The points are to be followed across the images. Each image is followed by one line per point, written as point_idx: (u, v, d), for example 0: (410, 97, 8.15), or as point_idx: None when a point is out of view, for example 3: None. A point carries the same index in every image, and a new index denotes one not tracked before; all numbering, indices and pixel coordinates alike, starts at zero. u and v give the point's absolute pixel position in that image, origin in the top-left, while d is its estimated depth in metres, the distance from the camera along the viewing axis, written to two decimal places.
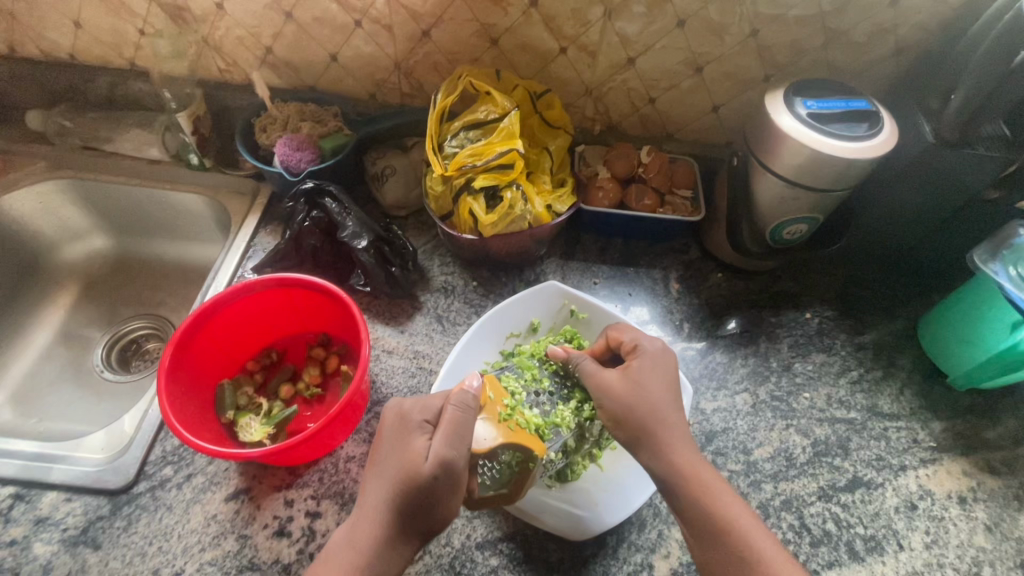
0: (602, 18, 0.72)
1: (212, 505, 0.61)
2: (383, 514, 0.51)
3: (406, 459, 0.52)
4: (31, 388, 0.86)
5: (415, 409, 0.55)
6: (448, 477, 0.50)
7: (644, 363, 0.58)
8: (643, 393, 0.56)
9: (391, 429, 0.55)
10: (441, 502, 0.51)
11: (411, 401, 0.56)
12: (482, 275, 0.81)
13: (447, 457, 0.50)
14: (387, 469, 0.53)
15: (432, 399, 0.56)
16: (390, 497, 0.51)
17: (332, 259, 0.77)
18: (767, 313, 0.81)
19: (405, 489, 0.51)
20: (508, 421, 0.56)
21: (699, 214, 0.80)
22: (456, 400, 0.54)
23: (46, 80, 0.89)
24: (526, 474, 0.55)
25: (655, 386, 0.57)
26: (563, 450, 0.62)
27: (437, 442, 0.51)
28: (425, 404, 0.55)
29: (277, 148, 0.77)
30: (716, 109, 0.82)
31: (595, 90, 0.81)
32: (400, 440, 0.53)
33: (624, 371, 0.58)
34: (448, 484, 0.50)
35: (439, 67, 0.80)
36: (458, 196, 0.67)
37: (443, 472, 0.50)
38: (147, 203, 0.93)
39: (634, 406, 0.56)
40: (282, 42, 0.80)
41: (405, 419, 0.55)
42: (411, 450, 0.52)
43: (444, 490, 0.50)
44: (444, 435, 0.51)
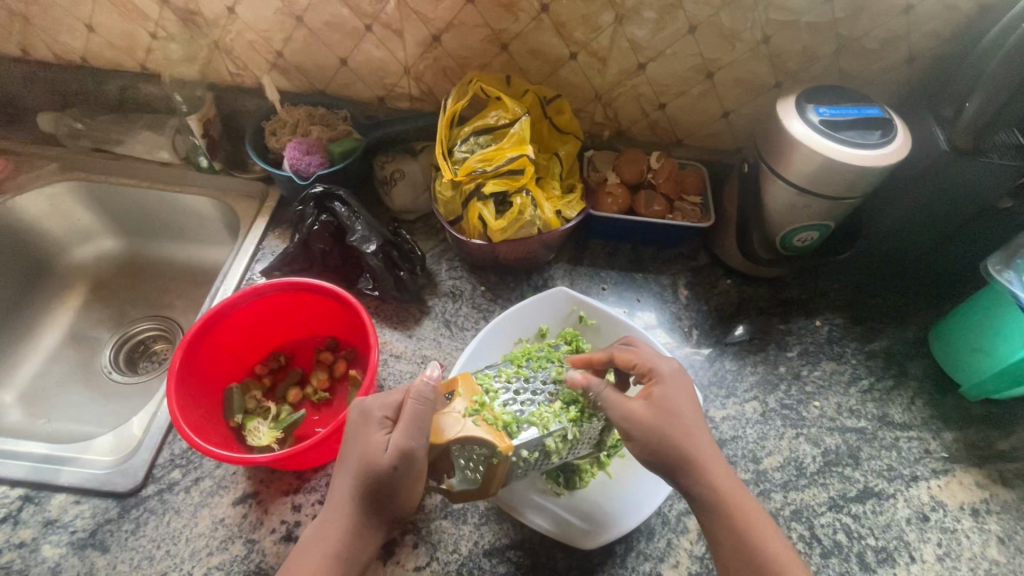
0: (612, 24, 0.72)
1: (220, 509, 0.61)
2: (348, 506, 0.51)
3: (367, 453, 0.51)
4: (39, 388, 0.88)
5: (375, 404, 0.54)
6: (408, 468, 0.50)
7: (666, 390, 0.55)
8: (672, 422, 0.53)
9: (353, 425, 0.54)
10: (403, 492, 0.51)
11: (372, 396, 0.55)
12: (490, 279, 0.82)
13: (407, 449, 0.49)
14: (350, 463, 0.52)
15: (393, 392, 0.54)
16: (354, 491, 0.51)
17: (341, 263, 0.76)
18: (776, 320, 0.81)
19: (367, 482, 0.51)
20: (477, 416, 0.53)
21: (709, 220, 0.80)
22: (414, 395, 0.52)
23: (57, 82, 0.89)
24: (496, 472, 0.52)
25: (680, 412, 0.54)
26: (546, 454, 0.57)
27: (396, 436, 0.50)
28: (386, 399, 0.54)
29: (287, 151, 0.77)
30: (726, 115, 0.81)
31: (604, 95, 0.81)
32: (361, 435, 0.52)
33: (647, 400, 0.55)
34: (409, 474, 0.50)
35: (448, 71, 0.80)
36: (468, 201, 0.67)
37: (401, 465, 0.50)
38: (157, 205, 0.93)
39: (663, 439, 0.53)
40: (293, 47, 0.80)
41: (366, 413, 0.53)
42: (371, 444, 0.51)
43: (405, 480, 0.50)
44: (403, 428, 0.50)
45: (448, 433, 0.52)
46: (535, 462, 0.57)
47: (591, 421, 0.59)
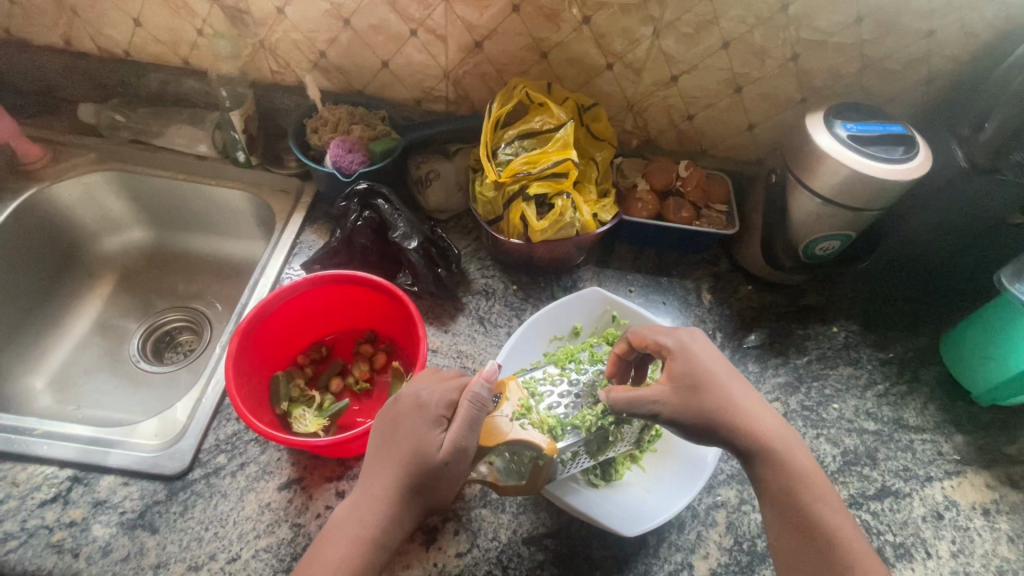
0: (650, 37, 0.75)
1: (266, 494, 0.62)
2: (390, 496, 0.53)
3: (420, 446, 0.53)
4: (69, 375, 0.89)
5: (433, 399, 0.55)
6: (459, 465, 0.53)
7: (682, 360, 0.58)
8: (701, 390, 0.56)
9: (407, 416, 0.55)
10: (442, 486, 0.54)
11: (427, 390, 0.56)
12: (521, 279, 0.84)
13: (464, 447, 0.52)
14: (396, 453, 0.54)
15: (449, 387, 0.56)
16: (397, 481, 0.53)
17: (380, 258, 0.78)
18: (795, 326, 0.84)
19: (415, 475, 0.53)
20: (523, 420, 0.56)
21: (733, 228, 0.83)
22: (473, 397, 0.54)
23: (98, 74, 0.91)
24: (544, 471, 0.55)
25: (706, 375, 0.57)
26: (588, 451, 0.60)
27: (453, 432, 0.53)
28: (443, 396, 0.55)
29: (330, 149, 0.80)
30: (751, 128, 0.85)
31: (636, 105, 0.84)
32: (415, 429, 0.54)
33: (669, 378, 0.57)
34: (457, 472, 0.53)
35: (487, 77, 0.83)
36: (510, 202, 0.70)
37: (453, 462, 0.52)
38: (192, 197, 0.95)
39: (694, 411, 0.55)
40: (336, 48, 0.82)
41: (422, 407, 0.55)
42: (426, 439, 0.53)
43: (450, 475, 0.53)
44: (460, 428, 0.53)
45: (501, 434, 0.54)
46: (575, 458, 0.60)
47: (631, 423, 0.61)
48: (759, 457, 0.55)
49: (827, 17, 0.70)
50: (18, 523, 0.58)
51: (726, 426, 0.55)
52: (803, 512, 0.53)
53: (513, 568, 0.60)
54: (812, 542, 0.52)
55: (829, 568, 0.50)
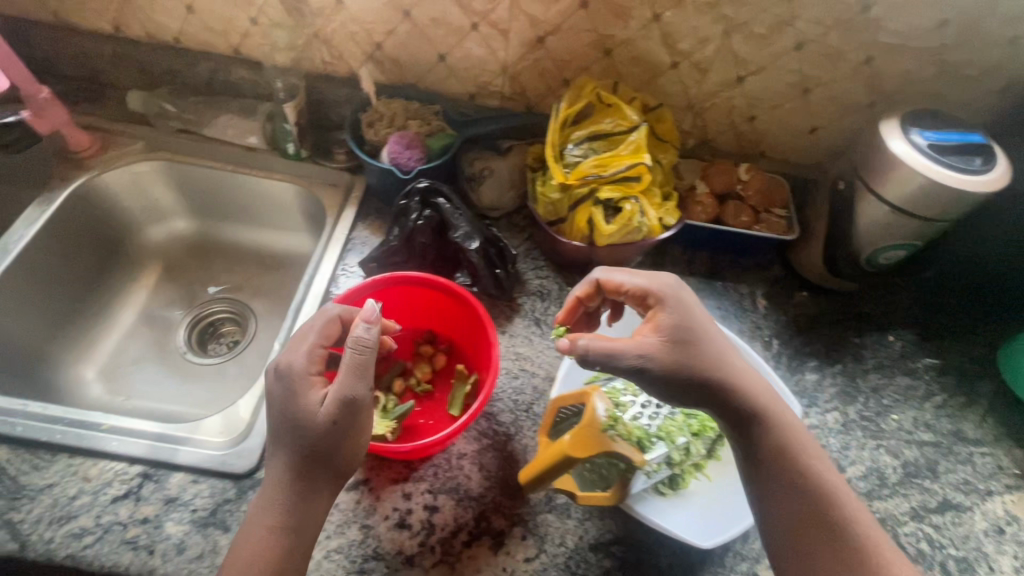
0: (722, 36, 0.73)
1: (334, 494, 0.62)
2: (297, 468, 0.53)
3: (301, 410, 0.54)
4: (119, 366, 0.89)
5: (299, 362, 0.56)
6: (345, 421, 0.53)
7: (675, 312, 0.58)
8: (703, 341, 0.57)
9: (275, 388, 0.55)
10: (339, 448, 0.54)
11: (298, 356, 0.57)
12: (575, 281, 0.83)
13: (348, 396, 0.53)
14: (283, 429, 0.54)
15: (303, 346, 0.57)
16: (293, 451, 0.53)
17: (437, 258, 0.77)
18: (851, 334, 0.83)
19: (309, 439, 0.53)
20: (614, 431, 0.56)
21: (793, 233, 0.82)
22: (353, 343, 0.55)
23: (146, 62, 0.89)
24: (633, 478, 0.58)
25: (707, 330, 0.58)
26: (669, 461, 0.63)
27: (333, 387, 0.54)
28: (302, 358, 0.56)
29: (388, 145, 0.78)
30: (813, 131, 0.83)
31: (697, 105, 0.82)
32: (287, 394, 0.55)
33: (656, 331, 0.58)
34: (344, 430, 0.54)
35: (546, 73, 0.81)
36: (576, 205, 0.69)
37: (339, 414, 0.53)
38: (239, 189, 0.94)
39: (700, 363, 0.56)
40: (394, 40, 0.81)
41: (283, 372, 0.56)
42: (304, 401, 0.54)
43: (344, 435, 0.54)
44: (345, 383, 0.54)
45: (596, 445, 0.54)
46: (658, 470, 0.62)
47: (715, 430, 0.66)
48: (737, 409, 0.56)
49: (908, 20, 0.68)
50: (93, 518, 0.58)
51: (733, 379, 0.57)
52: (796, 469, 0.54)
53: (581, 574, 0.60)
54: (807, 502, 0.53)
55: (828, 524, 0.52)
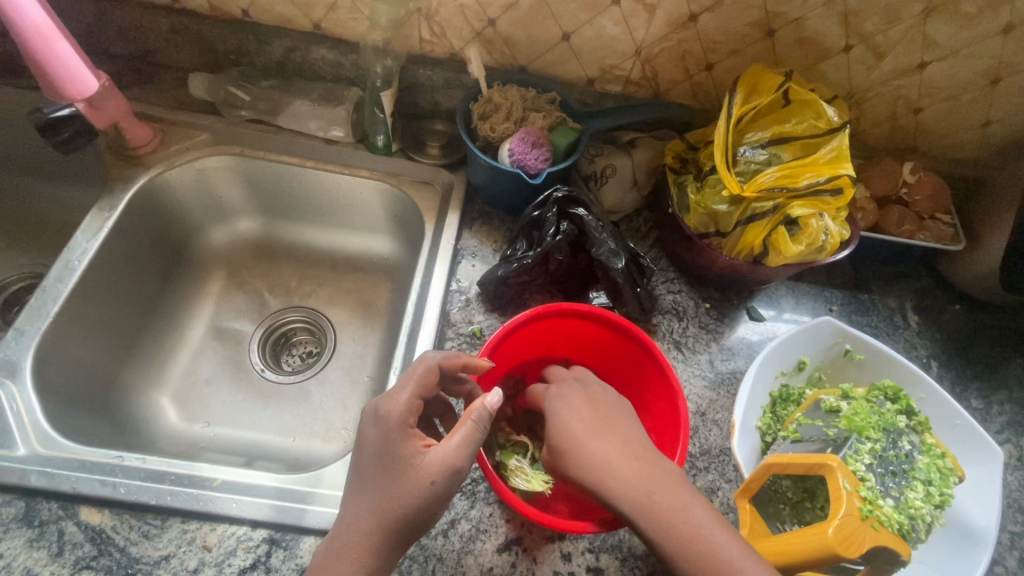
0: (917, 16, 0.62)
1: (485, 557, 0.55)
2: (378, 525, 0.47)
3: (403, 466, 0.48)
4: (192, 388, 0.79)
5: (396, 408, 0.50)
6: (447, 484, 0.48)
7: (560, 418, 0.53)
8: (564, 457, 0.51)
9: (371, 431, 0.50)
10: (431, 512, 0.48)
11: (393, 401, 0.50)
12: (711, 295, 0.74)
13: (458, 464, 0.48)
14: (372, 482, 0.48)
15: (416, 388, 0.51)
16: (379, 507, 0.47)
17: (568, 274, 0.68)
18: (1013, 353, 0.76)
19: (403, 501, 0.47)
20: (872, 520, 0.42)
21: (960, 243, 0.73)
22: (476, 414, 0.50)
23: (208, 38, 0.76)
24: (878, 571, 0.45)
25: (581, 440, 0.51)
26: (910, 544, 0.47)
27: (446, 449, 0.48)
28: (407, 404, 0.50)
29: (510, 142, 0.67)
30: (987, 125, 0.73)
31: (857, 95, 0.72)
32: (386, 443, 0.49)
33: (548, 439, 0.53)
34: (444, 492, 0.48)
35: (688, 57, 0.70)
36: (748, 221, 0.59)
37: (443, 479, 0.47)
38: (316, 187, 0.83)
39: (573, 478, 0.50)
40: (512, 16, 0.68)
41: (389, 422, 0.49)
42: (407, 457, 0.48)
43: (442, 498, 0.48)
44: (458, 446, 0.49)
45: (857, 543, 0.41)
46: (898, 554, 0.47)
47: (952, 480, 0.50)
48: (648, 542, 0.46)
49: None
50: None
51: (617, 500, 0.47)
52: None
53: None
54: None
55: None
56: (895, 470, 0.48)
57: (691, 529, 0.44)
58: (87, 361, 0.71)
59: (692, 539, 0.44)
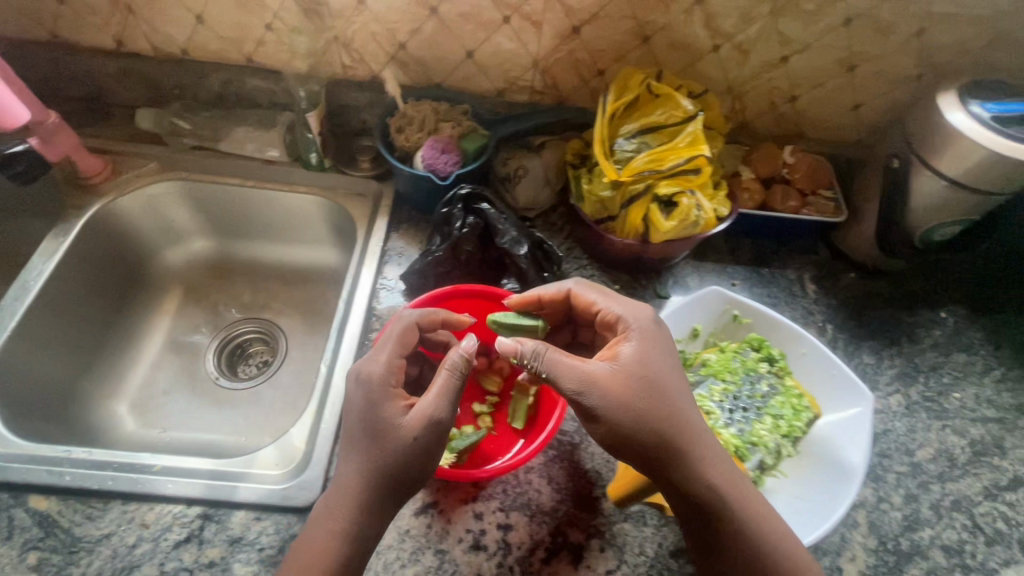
0: (767, 15, 0.70)
1: (403, 520, 0.60)
2: (365, 477, 0.51)
3: (386, 422, 0.53)
4: (149, 397, 0.85)
5: (377, 372, 0.55)
6: (428, 437, 0.52)
7: (640, 350, 0.58)
8: (643, 384, 0.55)
9: (355, 395, 0.55)
10: (416, 466, 0.52)
11: (375, 367, 0.56)
12: (622, 278, 0.80)
13: (436, 417, 0.53)
14: (359, 439, 0.53)
15: (391, 352, 0.56)
16: (369, 462, 0.52)
17: (481, 265, 0.74)
18: (902, 313, 0.82)
19: (390, 454, 0.51)
20: (708, 441, 0.59)
21: (841, 215, 0.80)
22: (449, 366, 0.55)
23: (153, 76, 0.84)
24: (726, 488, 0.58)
25: (660, 373, 0.57)
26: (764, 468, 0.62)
27: (424, 403, 0.53)
28: (388, 371, 0.56)
29: (422, 150, 0.75)
30: (856, 108, 0.80)
31: (736, 89, 0.79)
32: (368, 405, 0.54)
33: (613, 362, 0.57)
34: (428, 446, 0.52)
35: (580, 65, 0.78)
36: (630, 202, 0.66)
37: (424, 434, 0.52)
38: (259, 204, 0.90)
39: (643, 402, 0.55)
40: (419, 39, 0.77)
41: (368, 382, 0.55)
42: (389, 413, 0.53)
43: (424, 450, 0.52)
44: (434, 397, 0.54)
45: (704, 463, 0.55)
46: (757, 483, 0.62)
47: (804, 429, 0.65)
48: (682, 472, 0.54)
49: None
50: (157, 566, 0.55)
51: (677, 427, 0.55)
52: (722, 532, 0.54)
53: None
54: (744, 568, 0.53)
55: None
56: (747, 408, 0.66)
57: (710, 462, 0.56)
58: (47, 373, 0.77)
59: (710, 472, 0.55)
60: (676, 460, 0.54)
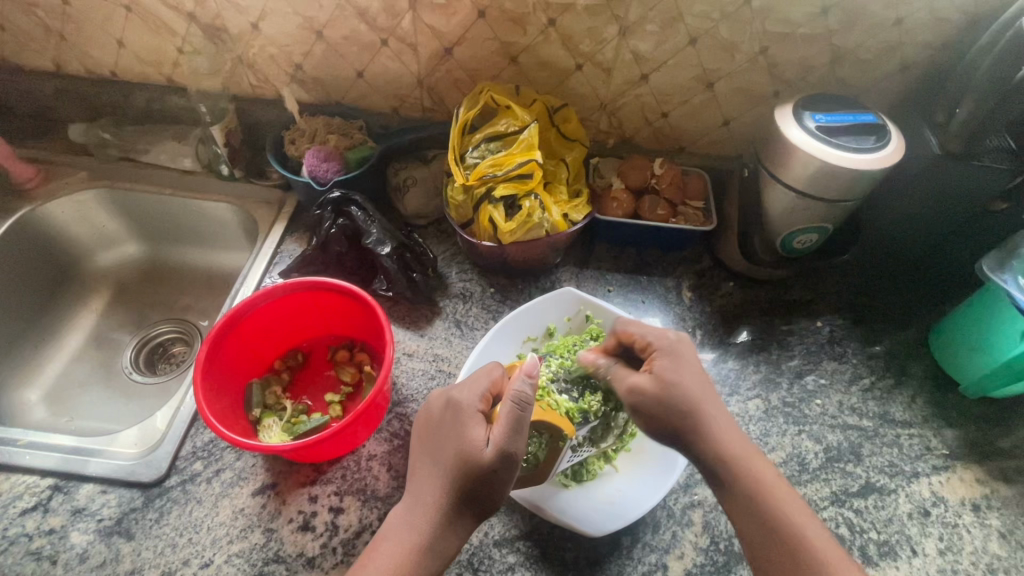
0: (617, 36, 0.75)
1: (240, 499, 0.63)
2: (444, 496, 0.53)
3: (464, 446, 0.53)
4: (62, 388, 0.89)
5: (464, 396, 0.57)
6: (505, 468, 0.52)
7: (669, 363, 0.59)
8: (673, 392, 0.57)
9: (441, 416, 0.57)
10: (496, 490, 0.53)
11: (458, 390, 0.58)
12: (499, 282, 0.83)
13: (509, 450, 0.52)
14: (442, 455, 0.55)
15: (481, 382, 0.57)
16: (448, 481, 0.53)
17: (356, 265, 0.80)
18: (778, 321, 0.82)
19: (467, 478, 0.52)
20: (541, 402, 0.60)
21: (710, 224, 0.84)
22: (514, 397, 0.53)
23: (88, 95, 0.94)
24: (557, 454, 0.58)
25: (681, 382, 0.58)
26: (590, 438, 0.63)
27: (497, 435, 0.52)
28: (474, 393, 0.57)
29: (306, 159, 0.81)
30: (727, 123, 0.83)
31: (609, 105, 0.84)
32: (454, 429, 0.55)
33: (651, 373, 0.59)
34: (505, 475, 0.52)
35: (460, 83, 0.84)
36: (479, 205, 0.71)
37: (499, 466, 0.52)
38: (178, 211, 0.97)
39: (669, 406, 0.57)
40: (312, 60, 0.84)
41: (456, 407, 0.56)
42: (467, 437, 0.54)
43: (500, 481, 0.52)
44: (503, 428, 0.52)
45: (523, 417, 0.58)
46: (581, 446, 0.62)
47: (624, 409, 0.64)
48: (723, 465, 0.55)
49: (793, 8, 0.69)
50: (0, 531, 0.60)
51: (691, 429, 0.57)
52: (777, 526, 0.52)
53: (484, 570, 0.60)
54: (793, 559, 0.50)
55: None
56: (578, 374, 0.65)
57: (747, 454, 0.56)
58: None
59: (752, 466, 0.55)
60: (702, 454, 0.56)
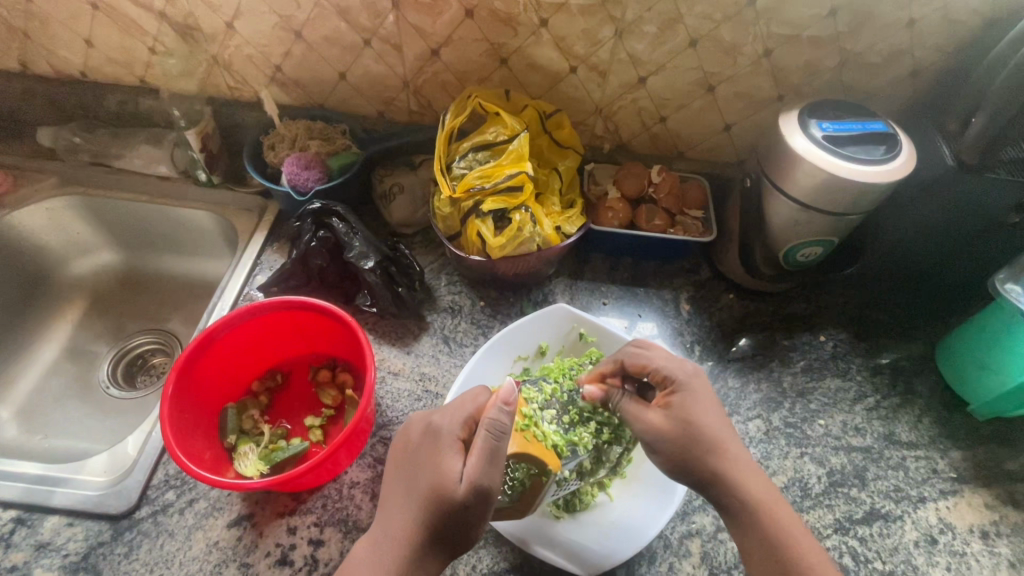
0: (613, 37, 0.70)
1: (214, 532, 0.60)
2: (413, 532, 0.49)
3: (437, 476, 0.50)
4: (35, 404, 0.85)
5: (443, 422, 0.54)
6: (481, 502, 0.48)
7: (686, 400, 0.55)
8: (691, 431, 0.54)
9: (419, 443, 0.54)
10: (472, 525, 0.49)
11: (438, 415, 0.55)
12: (489, 295, 0.80)
13: (484, 483, 0.48)
14: (415, 487, 0.51)
15: (463, 407, 0.54)
16: (420, 515, 0.50)
17: (339, 279, 0.76)
18: (779, 336, 0.79)
19: (439, 512, 0.49)
20: (526, 431, 0.56)
21: (709, 235, 0.80)
22: (489, 426, 0.50)
23: (58, 97, 0.90)
24: (541, 488, 0.54)
25: (698, 421, 0.54)
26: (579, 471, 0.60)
27: (471, 467, 0.49)
28: (454, 419, 0.53)
29: (285, 166, 0.76)
30: (728, 128, 0.80)
31: (605, 109, 0.80)
32: (429, 458, 0.52)
33: (665, 410, 0.55)
34: (481, 509, 0.49)
35: (448, 85, 0.80)
36: (466, 218, 0.67)
37: (473, 500, 0.48)
38: (154, 218, 0.92)
39: (684, 446, 0.53)
40: (291, 61, 0.79)
41: (434, 433, 0.53)
42: (443, 467, 0.50)
43: (475, 515, 0.49)
44: (478, 459, 0.49)
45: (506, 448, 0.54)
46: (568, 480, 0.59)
47: (617, 443, 0.62)
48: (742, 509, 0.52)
49: (799, 9, 0.65)
50: None
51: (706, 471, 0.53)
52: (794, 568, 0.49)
53: None
54: None
55: None
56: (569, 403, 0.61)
57: (769, 502, 0.52)
58: None
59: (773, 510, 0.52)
60: (723, 499, 0.53)
